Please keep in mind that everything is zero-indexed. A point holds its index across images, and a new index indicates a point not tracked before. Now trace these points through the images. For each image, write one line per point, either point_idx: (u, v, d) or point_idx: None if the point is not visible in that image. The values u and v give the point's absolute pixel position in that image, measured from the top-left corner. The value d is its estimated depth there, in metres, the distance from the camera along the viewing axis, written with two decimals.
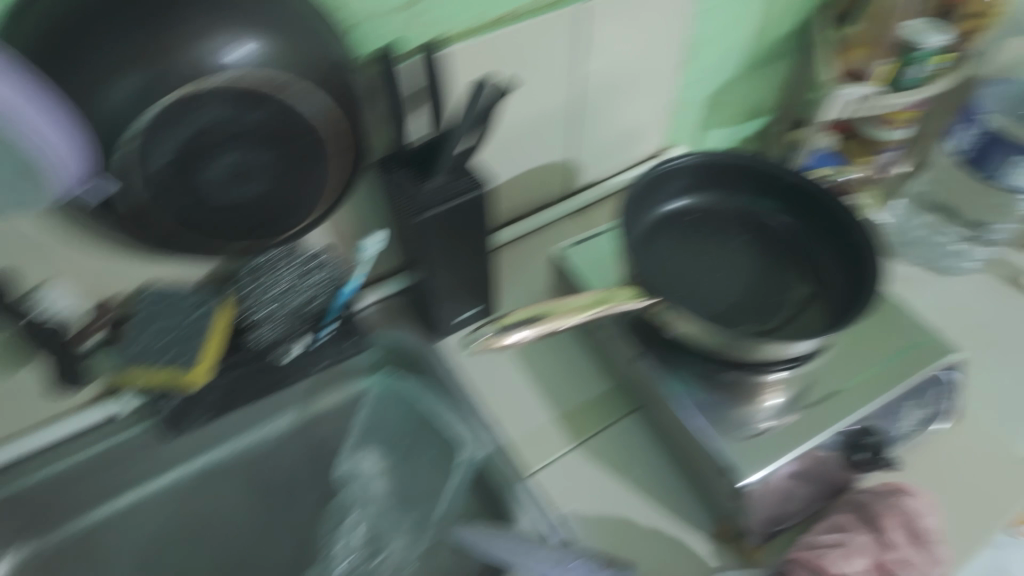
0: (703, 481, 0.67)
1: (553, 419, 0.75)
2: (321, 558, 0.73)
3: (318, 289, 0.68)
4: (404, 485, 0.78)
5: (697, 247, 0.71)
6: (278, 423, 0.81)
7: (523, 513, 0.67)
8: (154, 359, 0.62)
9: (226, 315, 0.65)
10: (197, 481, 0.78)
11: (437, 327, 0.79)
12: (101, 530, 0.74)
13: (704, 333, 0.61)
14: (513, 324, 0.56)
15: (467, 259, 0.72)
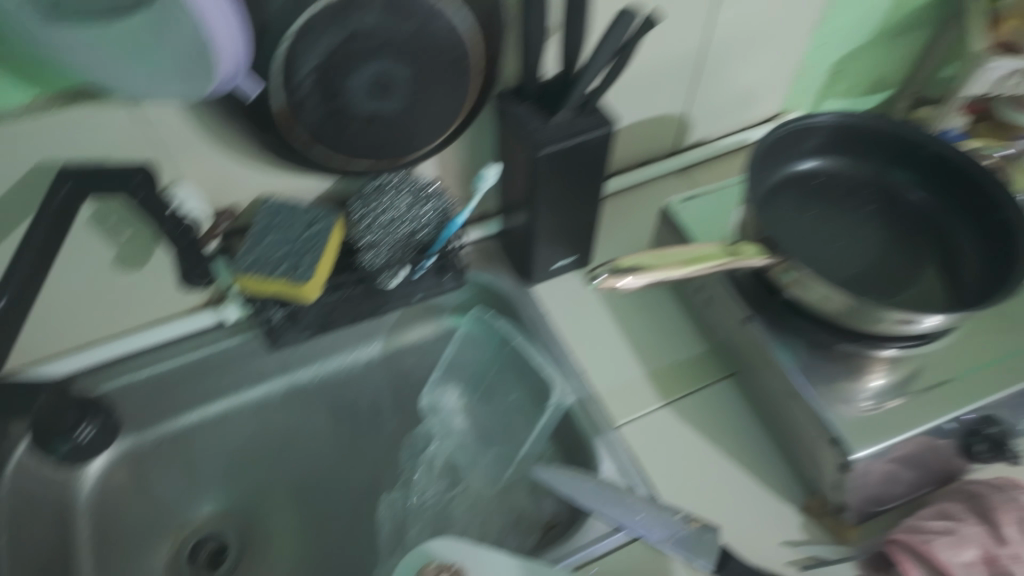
0: (804, 452, 0.63)
1: (645, 374, 0.72)
2: (400, 482, 0.75)
3: (429, 218, 0.68)
4: (484, 424, 0.79)
5: (822, 212, 0.68)
6: (365, 351, 0.82)
7: (605, 461, 0.66)
8: (269, 269, 0.62)
9: (338, 233, 0.64)
10: (285, 396, 0.80)
11: (530, 271, 0.77)
12: (194, 431, 0.77)
13: (828, 299, 0.58)
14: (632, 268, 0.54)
15: (573, 202, 0.68)
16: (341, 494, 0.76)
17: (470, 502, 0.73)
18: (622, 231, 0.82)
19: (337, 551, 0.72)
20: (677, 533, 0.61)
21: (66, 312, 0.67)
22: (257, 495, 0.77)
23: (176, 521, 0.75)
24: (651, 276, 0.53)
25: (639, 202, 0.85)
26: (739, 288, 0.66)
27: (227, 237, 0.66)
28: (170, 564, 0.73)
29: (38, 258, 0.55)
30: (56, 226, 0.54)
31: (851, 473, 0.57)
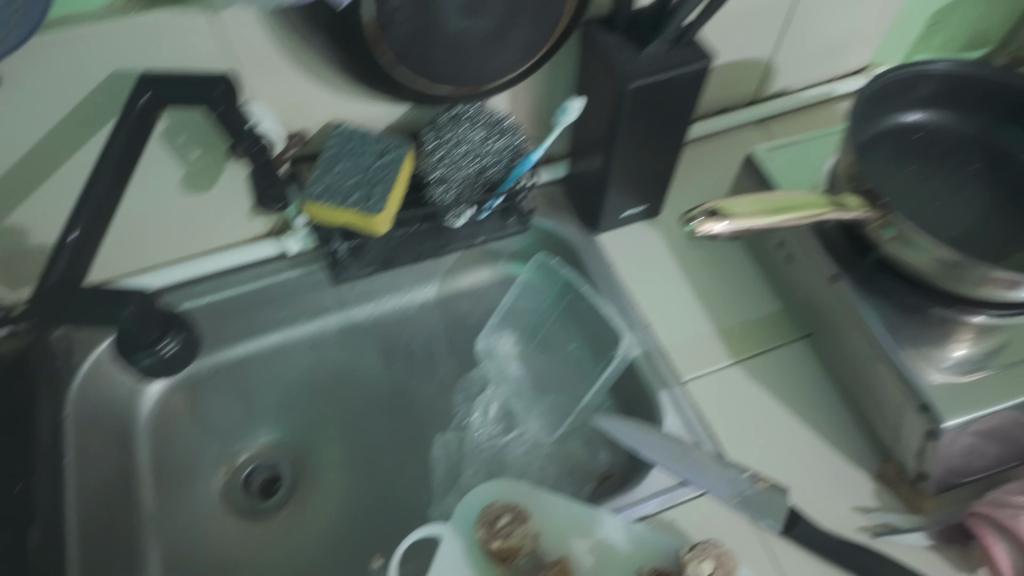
0: (882, 418, 0.61)
1: (714, 330, 0.70)
2: (455, 424, 0.75)
3: (501, 155, 0.65)
4: (541, 372, 0.77)
5: (924, 167, 0.64)
6: (421, 292, 0.81)
7: (669, 415, 0.64)
8: (340, 199, 0.60)
9: (408, 164, 0.62)
10: (343, 332, 0.80)
11: (597, 219, 0.75)
12: (253, 361, 0.77)
13: (924, 261, 0.55)
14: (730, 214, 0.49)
15: (655, 146, 0.65)
16: (394, 432, 0.75)
17: (528, 446, 0.72)
18: (693, 184, 0.79)
19: (391, 486, 0.72)
20: (744, 492, 0.59)
21: (132, 231, 0.66)
22: (310, 428, 0.76)
23: (229, 450, 0.75)
24: (747, 226, 0.49)
25: (711, 155, 0.82)
26: (823, 245, 0.64)
27: (295, 164, 0.64)
28: (223, 492, 0.72)
29: (115, 176, 0.53)
30: (132, 143, 0.52)
31: (939, 442, 0.55)
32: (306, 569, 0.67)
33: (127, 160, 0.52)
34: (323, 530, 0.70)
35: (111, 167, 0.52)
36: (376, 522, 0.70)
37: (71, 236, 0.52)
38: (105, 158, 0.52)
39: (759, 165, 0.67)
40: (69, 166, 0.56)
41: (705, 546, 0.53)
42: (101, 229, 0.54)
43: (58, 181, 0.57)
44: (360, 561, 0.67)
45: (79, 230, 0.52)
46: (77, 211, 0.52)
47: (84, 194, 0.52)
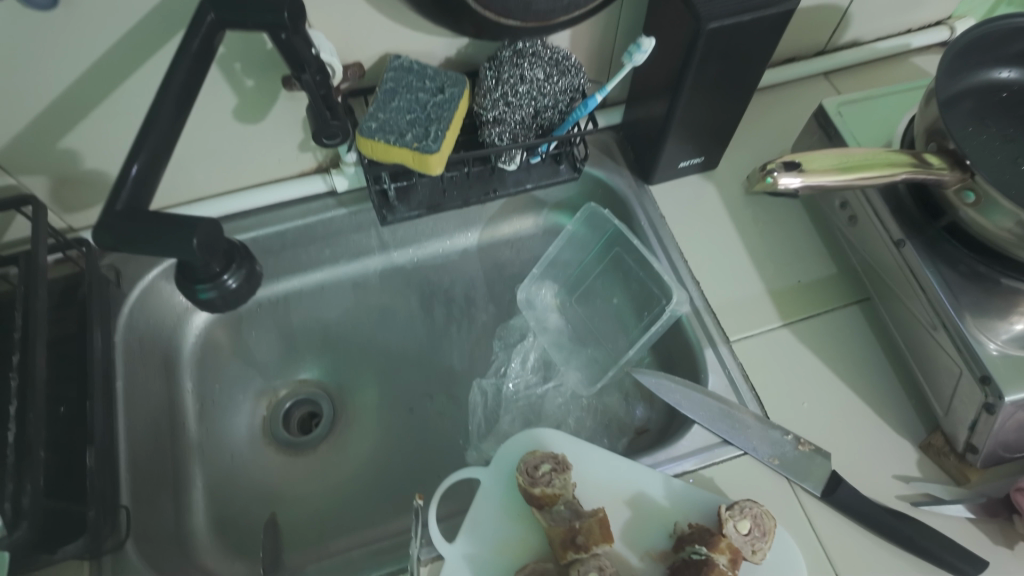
0: (934, 388, 0.59)
1: (764, 291, 0.68)
2: (492, 371, 0.75)
3: (561, 95, 0.64)
4: (581, 324, 0.76)
5: (1009, 128, 0.60)
6: (463, 239, 0.82)
7: (713, 374, 0.64)
8: (395, 136, 0.58)
9: (465, 104, 0.61)
10: (385, 273, 0.80)
11: (652, 171, 0.73)
12: (297, 297, 0.78)
13: (1000, 226, 0.52)
14: (802, 167, 0.47)
15: (724, 93, 0.64)
16: (431, 375, 0.76)
17: (565, 397, 0.72)
18: (751, 139, 0.76)
19: (427, 428, 0.73)
20: (784, 453, 0.59)
21: (179, 162, 0.66)
22: (349, 367, 0.78)
23: (270, 385, 0.76)
24: (822, 182, 0.47)
25: (774, 108, 0.78)
26: (889, 206, 0.61)
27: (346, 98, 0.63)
28: (264, 426, 0.74)
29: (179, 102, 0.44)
30: (196, 70, 0.45)
31: (994, 416, 0.53)
32: (340, 503, 0.69)
33: (191, 85, 0.45)
34: (360, 468, 0.71)
35: (175, 94, 0.44)
36: (410, 462, 0.71)
37: (134, 168, 0.41)
38: (168, 85, 0.44)
39: (828, 119, 0.66)
40: (132, 84, 0.58)
41: (745, 508, 0.53)
42: (163, 163, 0.43)
43: (122, 99, 0.58)
44: (394, 498, 0.69)
45: (141, 163, 0.42)
46: (140, 141, 0.42)
47: (147, 123, 0.42)
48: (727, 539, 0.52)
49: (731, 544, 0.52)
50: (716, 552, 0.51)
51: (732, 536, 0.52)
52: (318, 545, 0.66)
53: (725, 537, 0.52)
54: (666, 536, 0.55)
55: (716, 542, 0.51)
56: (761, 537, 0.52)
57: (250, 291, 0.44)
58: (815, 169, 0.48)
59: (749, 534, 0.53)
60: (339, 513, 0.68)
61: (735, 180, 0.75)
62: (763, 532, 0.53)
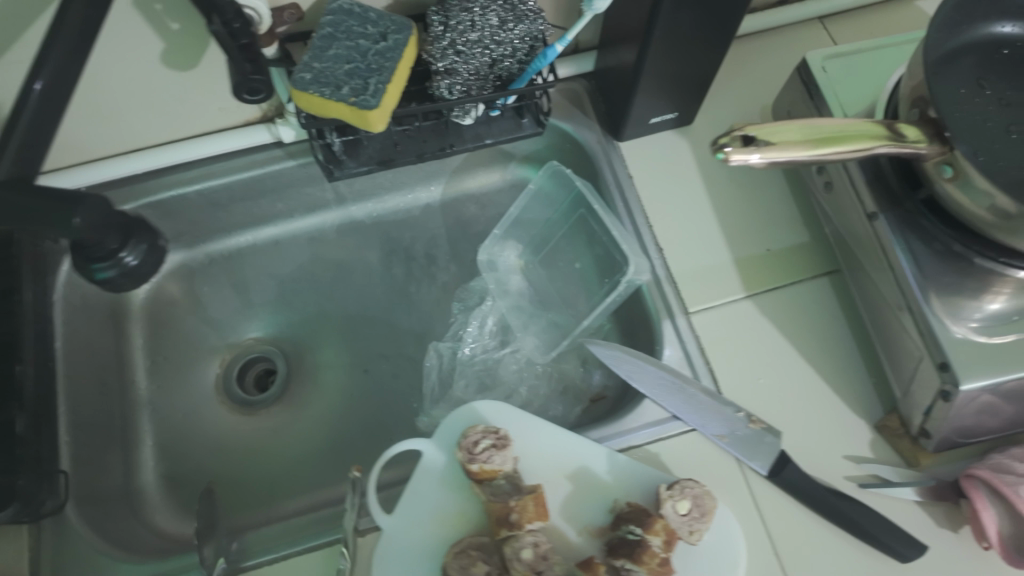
0: (896, 370, 0.57)
1: (731, 260, 0.65)
2: (451, 334, 0.73)
3: (519, 43, 0.58)
4: (542, 286, 0.74)
5: (1007, 91, 0.55)
6: (426, 192, 0.79)
7: (668, 346, 0.62)
8: (331, 89, 0.53)
9: (410, 53, 0.56)
10: (342, 228, 0.78)
11: (621, 125, 0.68)
12: (252, 252, 0.77)
13: (979, 205, 0.48)
14: (758, 141, 0.43)
15: (699, 42, 0.58)
16: (387, 336, 0.74)
17: (520, 363, 0.70)
18: (733, 91, 0.71)
19: (380, 390, 0.71)
20: (735, 431, 0.57)
21: (109, 110, 0.62)
22: (304, 325, 0.76)
23: (223, 342, 0.75)
24: (786, 156, 0.43)
25: (759, 56, 0.72)
26: (868, 176, 0.56)
27: (282, 43, 0.57)
28: (218, 383, 0.73)
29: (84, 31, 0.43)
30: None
31: (951, 403, 0.51)
32: (291, 465, 0.69)
33: (93, 16, 0.44)
34: (312, 431, 0.71)
35: (76, 25, 0.43)
36: (362, 422, 0.70)
37: (38, 83, 0.42)
38: (65, 15, 0.42)
39: (812, 74, 0.60)
40: (39, 26, 0.52)
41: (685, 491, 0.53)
42: (70, 86, 0.44)
43: (31, 44, 0.53)
44: (345, 459, 0.68)
45: (44, 80, 0.42)
46: (42, 57, 0.42)
47: (47, 41, 0.42)
48: (665, 520, 0.52)
49: (667, 525, 0.52)
50: (650, 536, 0.51)
51: (670, 517, 0.52)
52: (269, 506, 0.66)
53: (662, 519, 0.52)
54: (606, 511, 0.55)
55: (651, 526, 0.51)
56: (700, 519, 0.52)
57: (152, 267, 0.53)
58: (780, 145, 0.43)
59: (687, 516, 0.52)
60: (289, 475, 0.68)
61: (711, 137, 0.70)
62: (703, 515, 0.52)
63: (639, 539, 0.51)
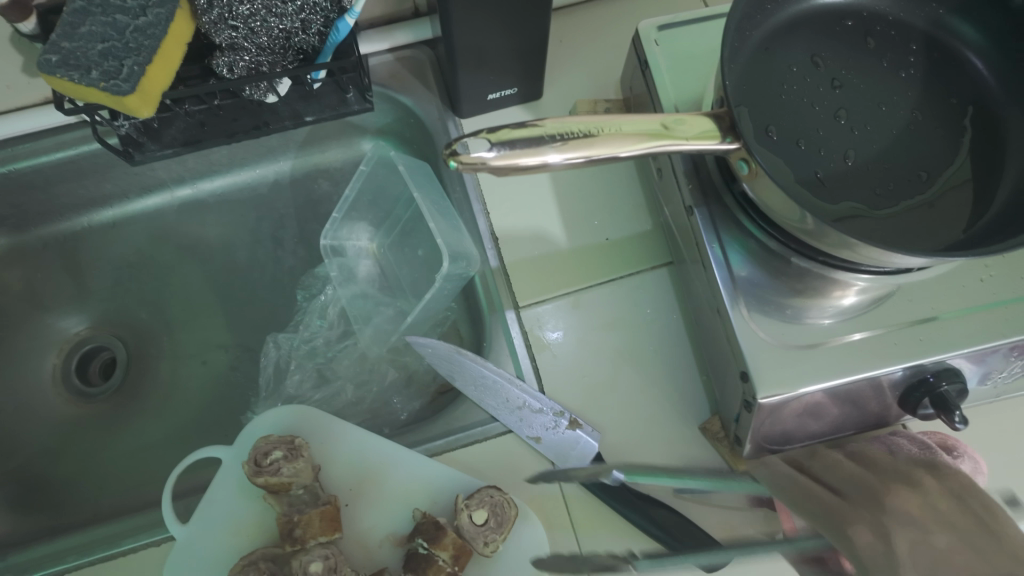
0: (716, 370, 0.54)
1: (567, 250, 0.61)
2: (293, 324, 0.70)
3: (308, 14, 0.52)
4: (391, 273, 0.70)
5: (841, 71, 0.49)
6: (273, 167, 0.73)
7: (496, 343, 0.59)
8: (80, 72, 0.47)
9: (181, 29, 0.51)
10: (186, 208, 0.74)
11: (457, 101, 0.62)
12: (90, 235, 0.73)
13: (780, 205, 0.43)
14: (530, 140, 0.38)
15: (513, 13, 0.52)
16: (230, 325, 0.71)
17: (357, 357, 0.67)
18: (587, 63, 0.65)
19: (218, 383, 0.69)
20: (552, 433, 0.55)
21: None
22: (146, 311, 0.73)
23: (62, 330, 0.72)
24: (589, 150, 0.38)
25: (618, 22, 0.66)
26: (687, 167, 0.52)
27: (43, 15, 0.52)
28: (55, 373, 0.71)
29: None
30: None
31: (753, 414, 0.48)
32: (123, 462, 0.66)
33: None
34: (148, 423, 0.68)
35: None
36: (198, 415, 0.68)
37: None
38: None
39: (643, 48, 0.54)
40: None
41: (911, 518, 0.46)
42: None
43: None
44: (177, 456, 0.66)
45: None
46: None
47: None
48: (908, 496, 0.47)
49: (850, 509, 0.48)
50: (830, 532, 0.47)
51: (878, 501, 0.47)
52: (93, 501, 0.64)
53: (884, 500, 0.47)
54: (408, 519, 0.53)
55: (845, 519, 0.47)
56: (968, 520, 0.45)
57: None
58: (582, 137, 0.39)
59: (878, 550, 0.45)
60: (119, 469, 0.66)
61: (562, 112, 0.65)
62: (942, 555, 0.44)
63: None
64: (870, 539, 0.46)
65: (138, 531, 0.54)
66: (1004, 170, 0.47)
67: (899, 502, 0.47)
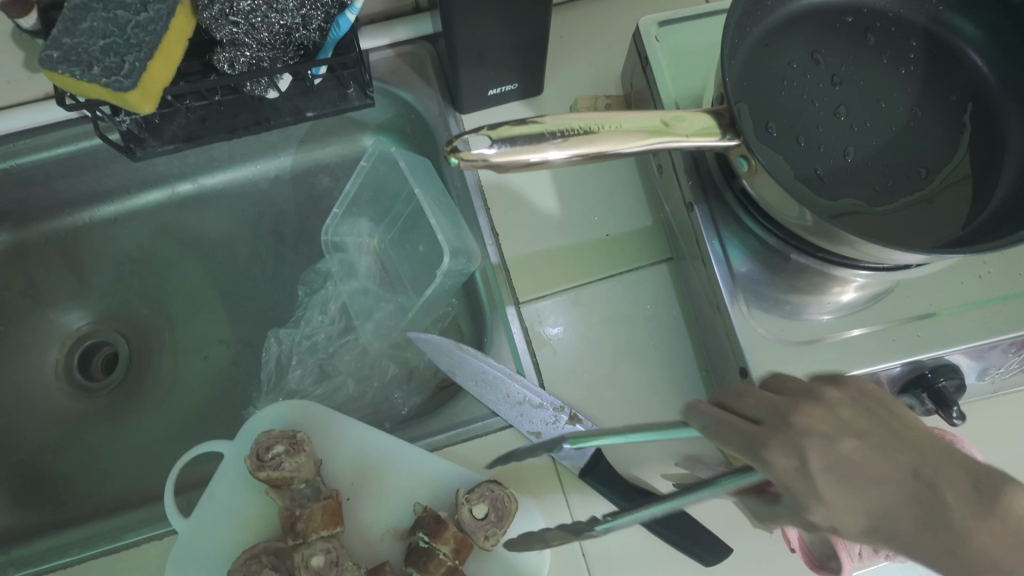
0: (716, 366, 0.54)
1: (567, 246, 0.61)
2: (294, 319, 0.70)
3: (308, 10, 0.52)
4: (392, 269, 0.70)
5: (841, 67, 0.49)
6: (274, 162, 0.73)
7: (496, 338, 0.59)
8: (81, 68, 0.48)
9: (181, 23, 0.51)
10: (186, 204, 0.74)
11: (457, 96, 0.62)
12: (91, 230, 0.73)
13: (779, 202, 0.43)
14: (531, 137, 0.38)
15: (514, 9, 0.52)
16: (231, 321, 0.71)
17: (357, 353, 0.67)
18: (588, 59, 0.65)
19: (218, 378, 0.69)
20: (551, 428, 0.55)
21: None
22: (148, 307, 0.73)
23: (64, 325, 0.72)
24: (590, 147, 0.38)
25: (620, 18, 0.66)
26: (687, 162, 0.52)
27: (45, 11, 0.52)
28: (58, 369, 0.71)
29: None
30: None
31: None
32: (125, 457, 0.66)
33: None
34: (150, 417, 0.68)
35: None
36: (199, 410, 0.68)
37: None
38: None
39: (644, 44, 0.54)
40: None
41: (816, 431, 0.35)
42: None
43: None
44: (179, 450, 0.66)
45: None
46: None
47: None
48: (812, 411, 0.36)
49: (764, 432, 0.36)
50: (749, 461, 0.36)
51: (784, 419, 0.36)
52: (96, 494, 0.64)
53: (790, 416, 0.36)
54: (409, 514, 0.54)
55: (761, 444, 0.36)
56: (879, 421, 0.36)
57: None
58: (583, 134, 0.39)
59: (795, 475, 0.34)
60: (121, 463, 0.66)
61: (562, 108, 0.65)
62: (856, 462, 0.34)
63: (883, 540, 0.32)
64: (791, 465, 0.35)
65: (141, 524, 0.54)
66: (1002, 168, 0.47)
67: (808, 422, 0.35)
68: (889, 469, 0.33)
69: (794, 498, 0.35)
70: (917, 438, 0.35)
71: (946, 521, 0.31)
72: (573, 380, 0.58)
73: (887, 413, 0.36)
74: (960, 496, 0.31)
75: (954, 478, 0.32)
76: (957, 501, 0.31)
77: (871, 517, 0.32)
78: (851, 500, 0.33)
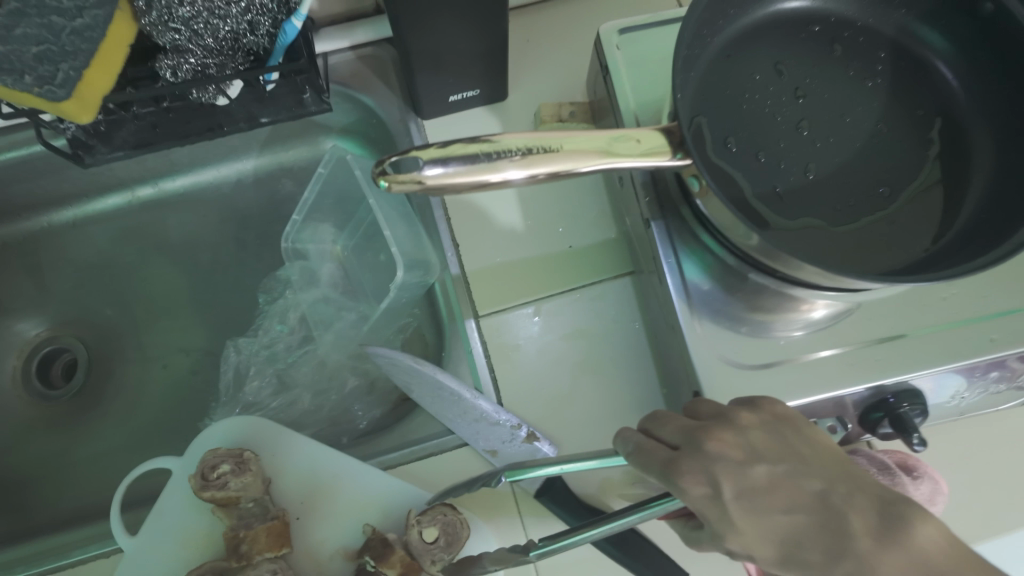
0: (676, 386, 0.53)
1: (529, 257, 0.60)
2: (255, 328, 0.69)
3: (255, 16, 0.50)
4: (354, 279, 0.69)
5: (805, 78, 0.47)
6: (235, 167, 0.71)
7: (457, 350, 0.58)
8: (12, 76, 0.44)
9: (123, 31, 0.49)
10: (147, 209, 0.72)
11: (418, 102, 0.60)
12: (50, 236, 0.71)
13: (730, 222, 0.41)
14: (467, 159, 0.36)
15: (469, 15, 0.50)
16: (191, 329, 0.70)
17: (315, 365, 0.66)
18: (554, 65, 0.63)
19: (178, 387, 0.68)
20: (509, 446, 0.53)
21: None
22: (108, 314, 0.72)
23: (22, 333, 0.71)
24: (552, 166, 0.36)
25: (587, 22, 0.64)
26: (646, 179, 0.51)
27: None
28: (16, 377, 0.70)
29: None
30: None
31: None
32: (81, 467, 0.65)
33: None
34: (107, 427, 0.67)
35: None
36: (158, 419, 0.67)
37: None
38: None
39: (604, 52, 0.52)
40: None
41: (727, 457, 0.35)
42: None
43: None
44: (136, 461, 0.65)
45: None
46: None
47: None
48: (724, 436, 0.36)
49: (679, 456, 0.36)
50: (667, 486, 0.37)
51: (698, 443, 0.36)
52: (51, 504, 0.63)
53: (703, 440, 0.36)
54: (359, 532, 0.53)
55: (675, 468, 0.36)
56: (792, 446, 0.35)
57: None
58: (551, 153, 0.37)
59: (709, 501, 0.35)
60: (78, 474, 0.65)
61: (526, 115, 0.63)
62: (766, 489, 0.34)
63: (795, 568, 0.33)
64: (705, 491, 0.35)
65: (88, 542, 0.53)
66: (969, 185, 0.46)
67: (723, 449, 0.35)
68: (800, 497, 0.33)
69: (713, 523, 0.35)
70: (828, 463, 0.34)
71: (849, 550, 0.31)
72: (531, 396, 0.56)
73: (795, 433, 0.36)
74: (866, 525, 0.31)
75: (859, 505, 0.32)
76: (864, 532, 0.31)
77: (781, 544, 0.33)
78: (763, 530, 0.33)
